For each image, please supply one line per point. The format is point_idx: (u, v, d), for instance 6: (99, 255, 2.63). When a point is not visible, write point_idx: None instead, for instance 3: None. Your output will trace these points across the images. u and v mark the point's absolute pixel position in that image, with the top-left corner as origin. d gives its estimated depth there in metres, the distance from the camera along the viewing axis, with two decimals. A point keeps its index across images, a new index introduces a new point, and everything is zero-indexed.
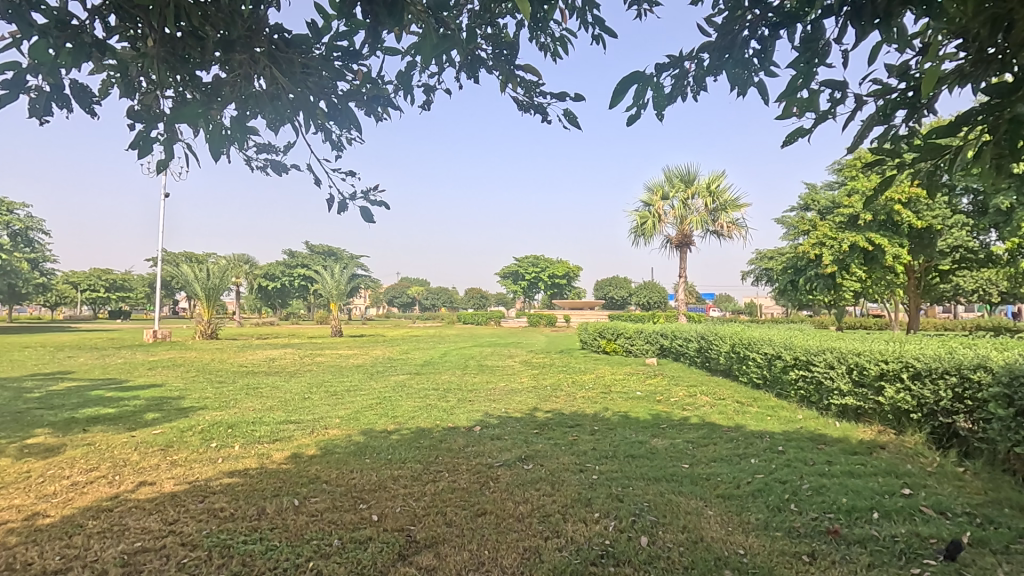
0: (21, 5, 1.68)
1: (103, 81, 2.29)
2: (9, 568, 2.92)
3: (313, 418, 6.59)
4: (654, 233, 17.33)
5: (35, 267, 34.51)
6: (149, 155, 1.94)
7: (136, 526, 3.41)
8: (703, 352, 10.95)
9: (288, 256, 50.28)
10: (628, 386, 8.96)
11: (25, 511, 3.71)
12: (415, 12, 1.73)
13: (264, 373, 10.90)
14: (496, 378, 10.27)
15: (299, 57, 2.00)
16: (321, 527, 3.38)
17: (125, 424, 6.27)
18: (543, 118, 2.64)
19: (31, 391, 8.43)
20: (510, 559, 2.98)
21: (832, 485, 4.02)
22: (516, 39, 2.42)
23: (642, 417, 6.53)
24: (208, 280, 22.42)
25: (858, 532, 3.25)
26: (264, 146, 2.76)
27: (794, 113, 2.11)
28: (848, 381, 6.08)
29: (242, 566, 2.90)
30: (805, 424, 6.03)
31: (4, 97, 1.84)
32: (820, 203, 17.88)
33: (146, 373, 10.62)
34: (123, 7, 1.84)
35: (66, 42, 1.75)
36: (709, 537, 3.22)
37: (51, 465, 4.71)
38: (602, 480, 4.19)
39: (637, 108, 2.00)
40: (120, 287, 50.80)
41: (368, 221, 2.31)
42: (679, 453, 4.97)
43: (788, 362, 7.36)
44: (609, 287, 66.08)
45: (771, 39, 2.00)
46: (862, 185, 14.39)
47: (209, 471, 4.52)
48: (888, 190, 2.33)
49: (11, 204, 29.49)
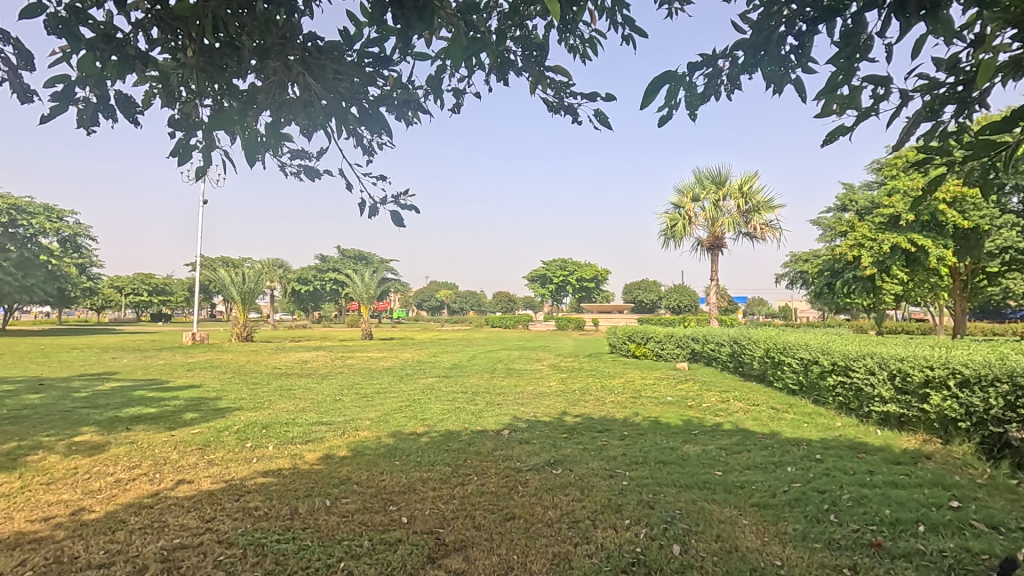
0: (71, 21, 1.75)
1: (147, 92, 2.38)
2: (57, 561, 3.03)
3: (344, 419, 6.70)
4: (684, 235, 17.09)
5: (84, 273, 36.16)
6: (188, 162, 1.98)
7: (175, 523, 3.51)
8: (735, 357, 10.73)
9: (321, 262, 51.31)
10: (659, 391, 8.83)
11: (73, 505, 3.86)
12: (446, 16, 1.72)
13: (298, 375, 11.16)
14: (524, 381, 10.29)
15: (332, 63, 2.02)
16: (353, 527, 3.41)
17: (164, 424, 6.47)
18: (573, 119, 2.62)
19: (79, 390, 8.81)
20: (539, 564, 2.95)
21: (874, 496, 3.86)
22: (546, 41, 2.42)
23: (672, 422, 6.43)
24: (244, 284, 22.92)
25: (904, 545, 3.11)
26: (298, 152, 2.81)
27: (833, 110, 2.04)
28: (890, 388, 5.84)
29: (276, 565, 2.94)
30: (844, 432, 5.82)
31: (55, 109, 1.91)
32: (859, 202, 17.32)
33: (185, 374, 11.03)
34: (166, 20, 1.90)
35: (111, 55, 1.81)
36: (745, 547, 3.13)
37: (96, 463, 4.87)
38: (633, 487, 4.12)
39: (669, 108, 1.98)
40: (161, 291, 52.42)
41: (398, 225, 2.32)
42: (711, 460, 4.84)
43: (825, 367, 7.12)
44: (639, 290, 65.45)
45: (809, 35, 1.94)
46: (904, 185, 13.83)
47: (245, 470, 4.63)
48: (937, 189, 2.23)
49: (61, 213, 30.62)
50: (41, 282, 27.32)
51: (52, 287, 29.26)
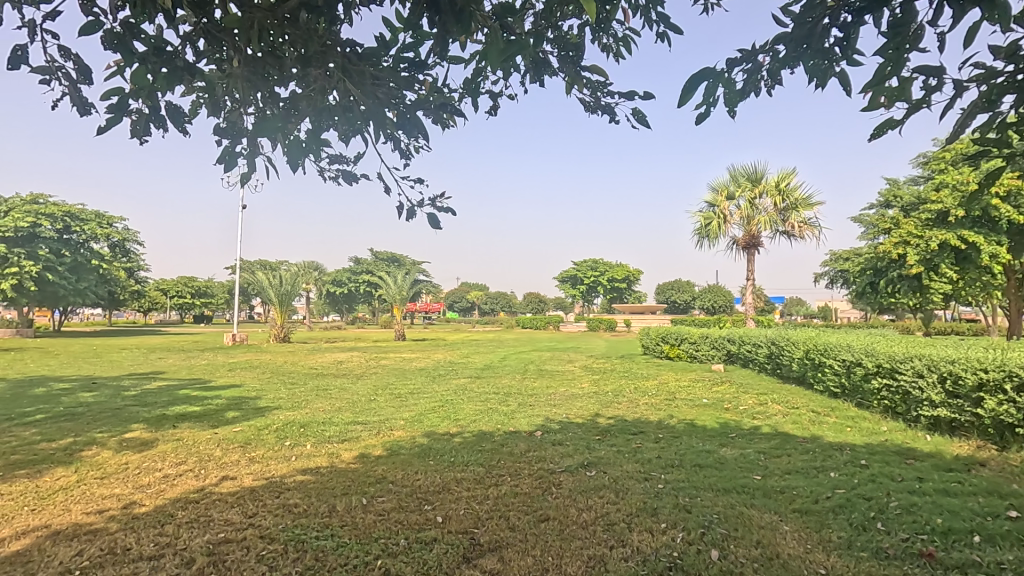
0: (126, 36, 1.83)
1: (194, 102, 2.47)
2: (111, 552, 3.16)
3: (379, 419, 6.80)
4: (719, 234, 16.76)
5: (132, 277, 37.75)
6: (234, 168, 2.05)
7: (220, 518, 3.63)
8: (773, 358, 10.46)
9: (355, 264, 52.31)
10: (694, 393, 8.67)
11: (124, 499, 4.04)
12: (482, 19, 1.73)
13: (333, 375, 11.40)
14: (556, 382, 10.27)
15: (371, 69, 2.06)
16: (389, 525, 3.46)
17: (208, 422, 6.70)
18: (611, 119, 2.60)
19: (128, 389, 9.20)
20: (574, 566, 2.94)
21: (924, 504, 3.70)
22: (581, 41, 2.41)
23: (708, 425, 6.32)
24: (281, 286, 23.51)
25: (957, 556, 2.97)
26: (336, 157, 2.87)
27: (881, 103, 1.97)
28: (940, 392, 5.59)
29: (315, 562, 3.01)
30: (891, 437, 5.60)
31: (110, 121, 2.00)
32: (904, 198, 16.66)
33: (226, 374, 11.39)
34: (213, 32, 1.97)
35: (161, 67, 1.89)
36: (786, 554, 3.04)
37: (145, 459, 5.08)
38: (669, 490, 4.06)
39: (707, 106, 1.95)
40: (203, 294, 54.31)
41: (435, 227, 2.34)
42: (750, 463, 4.73)
43: (870, 370, 6.86)
44: (672, 291, 64.45)
45: (855, 26, 1.88)
46: (953, 179, 13.24)
47: (284, 468, 4.75)
48: (996, 182, 2.12)
49: (111, 219, 32.04)
50: (92, 285, 28.62)
51: (102, 290, 30.62)
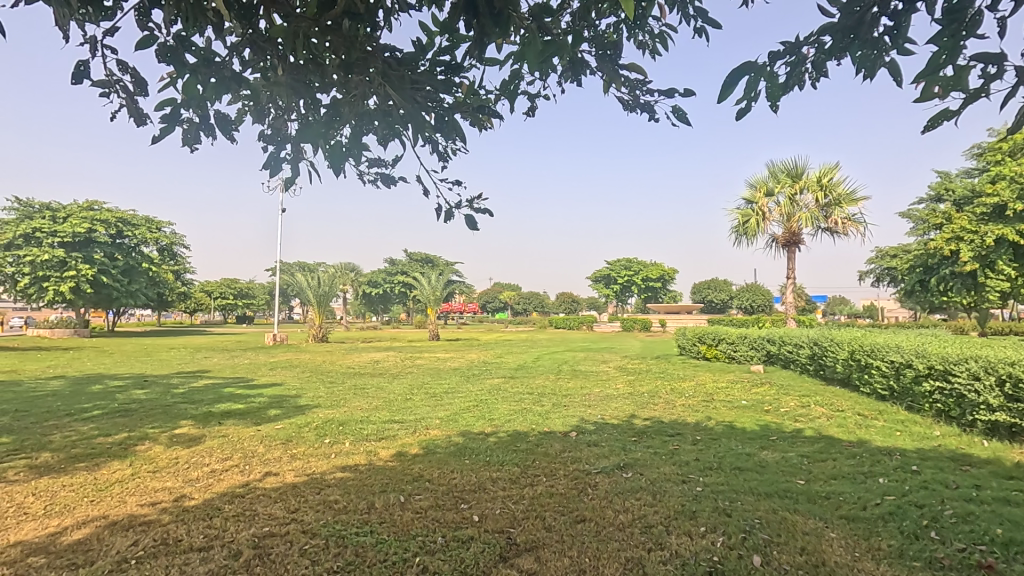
0: (178, 48, 1.92)
1: (241, 110, 2.56)
2: (164, 542, 3.31)
3: (415, 418, 6.89)
4: (757, 232, 16.34)
5: (179, 279, 39.32)
6: (279, 173, 2.12)
7: (264, 512, 3.74)
8: (816, 359, 10.14)
9: (389, 265, 53.19)
10: (732, 395, 8.48)
11: (175, 492, 4.21)
12: (519, 20, 1.73)
13: (370, 375, 11.60)
14: (590, 383, 10.20)
15: (409, 73, 2.09)
16: (427, 523, 3.51)
17: (251, 419, 6.92)
18: (650, 116, 2.57)
19: (177, 387, 9.59)
20: (612, 568, 2.92)
21: (982, 513, 3.52)
22: (619, 39, 2.39)
23: (748, 427, 6.17)
24: (319, 287, 24.09)
25: (1020, 569, 2.82)
26: (376, 160, 2.93)
27: (936, 93, 1.88)
28: (999, 395, 5.31)
29: (356, 557, 3.07)
30: (944, 442, 5.36)
31: (164, 130, 2.09)
32: (956, 192, 15.89)
33: (268, 373, 11.74)
34: (259, 42, 2.04)
35: (211, 77, 1.97)
36: (833, 562, 2.94)
37: (193, 454, 5.29)
38: (708, 493, 3.98)
39: (748, 100, 1.90)
40: (244, 295, 56.12)
41: (472, 228, 2.36)
42: (793, 467, 4.59)
43: (920, 372, 6.57)
44: (708, 290, 63.15)
45: (906, 14, 1.80)
46: (1010, 170, 12.56)
47: (324, 465, 4.87)
48: None
49: (159, 224, 33.46)
50: (143, 287, 29.93)
51: (152, 292, 32.00)
